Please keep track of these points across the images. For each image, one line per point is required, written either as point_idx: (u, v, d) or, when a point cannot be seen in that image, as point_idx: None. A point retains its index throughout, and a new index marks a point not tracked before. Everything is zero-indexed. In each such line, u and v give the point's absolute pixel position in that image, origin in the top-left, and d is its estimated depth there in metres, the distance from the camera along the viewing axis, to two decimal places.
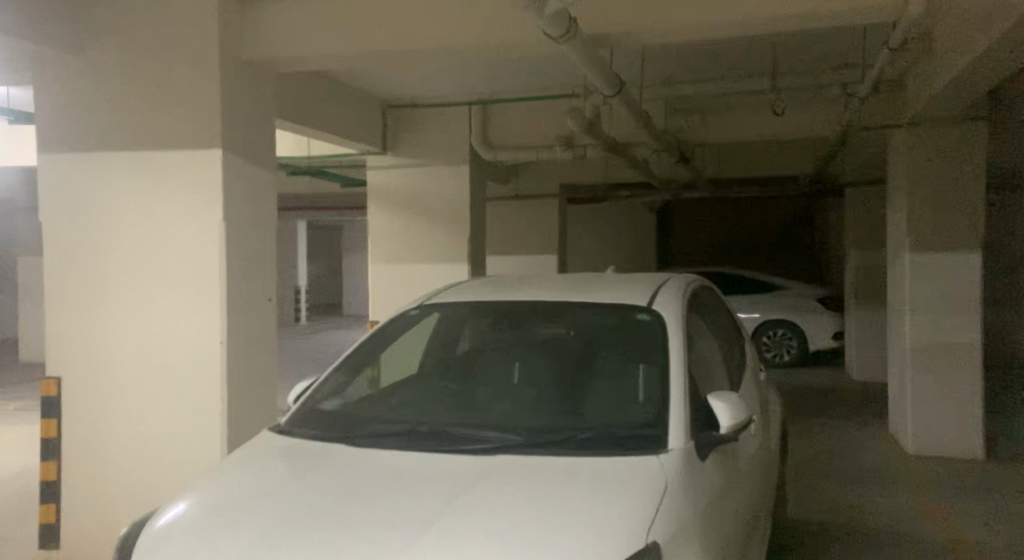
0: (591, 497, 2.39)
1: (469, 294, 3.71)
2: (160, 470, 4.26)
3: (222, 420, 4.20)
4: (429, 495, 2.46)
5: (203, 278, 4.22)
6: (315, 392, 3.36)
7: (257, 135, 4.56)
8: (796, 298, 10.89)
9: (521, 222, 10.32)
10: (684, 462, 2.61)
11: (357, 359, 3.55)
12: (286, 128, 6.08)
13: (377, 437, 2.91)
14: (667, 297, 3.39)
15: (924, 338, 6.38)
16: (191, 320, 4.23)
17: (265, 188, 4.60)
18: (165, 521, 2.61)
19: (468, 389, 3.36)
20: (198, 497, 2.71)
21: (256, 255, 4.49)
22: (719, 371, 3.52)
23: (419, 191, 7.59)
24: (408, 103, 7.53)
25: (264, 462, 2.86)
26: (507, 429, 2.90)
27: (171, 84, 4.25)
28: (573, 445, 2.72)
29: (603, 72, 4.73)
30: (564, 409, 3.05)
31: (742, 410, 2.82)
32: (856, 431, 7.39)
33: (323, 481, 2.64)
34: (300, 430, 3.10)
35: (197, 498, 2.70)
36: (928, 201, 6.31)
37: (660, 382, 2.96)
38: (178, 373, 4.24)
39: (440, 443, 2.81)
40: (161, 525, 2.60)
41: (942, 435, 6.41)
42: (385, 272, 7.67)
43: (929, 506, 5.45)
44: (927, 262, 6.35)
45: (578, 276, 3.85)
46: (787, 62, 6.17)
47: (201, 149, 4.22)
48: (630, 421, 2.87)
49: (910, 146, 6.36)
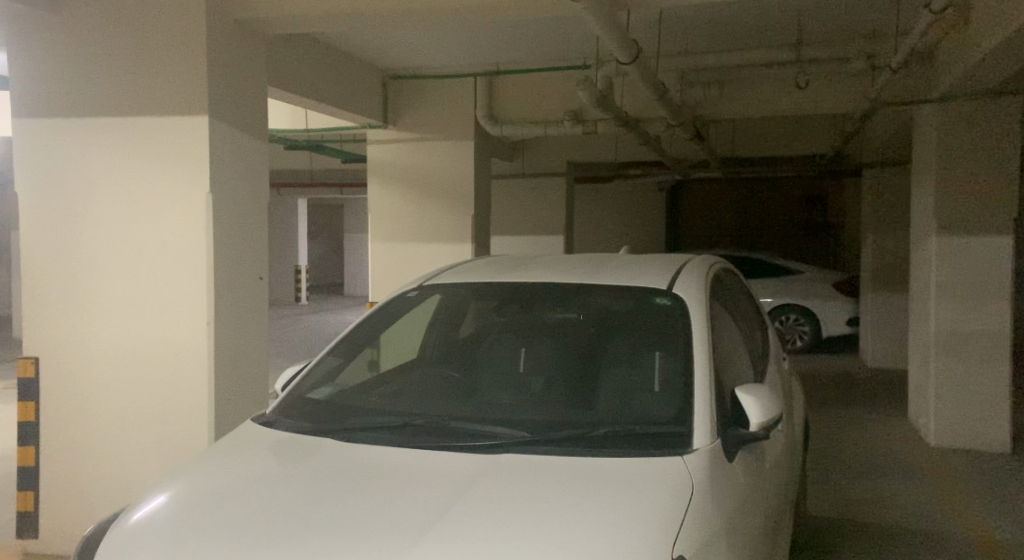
0: (609, 503, 2.12)
1: (472, 274, 3.42)
2: (144, 458, 4.02)
3: (208, 405, 3.95)
4: (426, 496, 2.20)
5: (189, 254, 3.95)
6: (304, 378, 3.08)
7: (248, 102, 4.26)
8: (808, 281, 10.60)
9: (527, 201, 10.04)
10: (711, 464, 2.34)
11: (350, 342, 3.28)
12: (281, 97, 5.78)
13: (371, 430, 2.63)
14: (689, 279, 3.11)
15: (949, 325, 6.10)
16: (177, 301, 3.97)
17: (257, 159, 4.32)
18: (139, 515, 2.37)
19: (471, 378, 3.10)
20: (176, 490, 2.46)
21: (246, 231, 4.21)
22: (744, 361, 3.24)
23: (422, 167, 7.29)
24: (411, 73, 7.19)
25: (246, 454, 2.61)
26: (514, 424, 2.62)
27: (155, 46, 3.95)
28: (585, 443, 2.45)
29: (619, 35, 4.40)
30: (575, 401, 2.79)
31: (774, 405, 2.55)
32: (874, 421, 7.12)
33: (311, 475, 2.39)
34: (285, 421, 2.82)
35: (175, 490, 2.46)
36: (958, 180, 6.01)
37: (682, 373, 2.68)
38: (161, 355, 3.98)
39: (438, 439, 2.54)
40: (133, 519, 2.36)
41: (966, 426, 6.13)
42: (386, 250, 7.40)
43: (952, 499, 5.20)
44: (954, 245, 6.04)
45: (591, 256, 3.56)
46: (811, 31, 5.84)
47: (185, 115, 3.94)
48: (648, 416, 2.60)
49: (940, 122, 6.03)
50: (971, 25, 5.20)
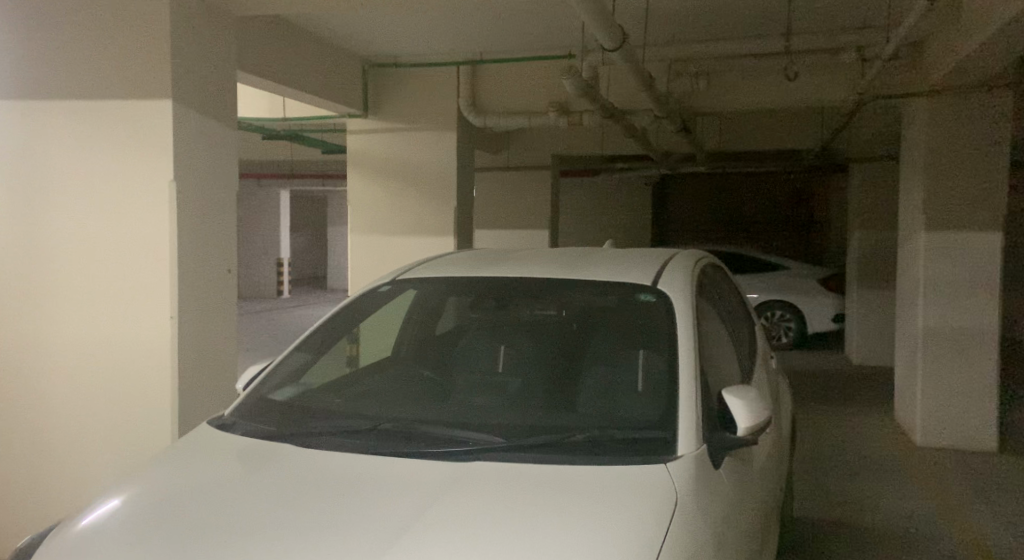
0: (587, 515, 1.97)
1: (448, 268, 3.25)
2: (103, 457, 3.83)
3: (172, 401, 3.77)
4: (390, 506, 2.04)
5: (152, 247, 3.76)
6: (266, 377, 2.90)
7: (216, 86, 4.07)
8: (795, 278, 10.51)
9: (511, 194, 9.87)
10: (696, 473, 2.20)
11: (320, 337, 3.11)
12: (253, 83, 5.58)
13: (333, 436, 2.46)
14: (674, 274, 2.96)
15: (937, 322, 6.00)
16: (139, 297, 3.78)
17: (226, 147, 4.14)
18: (82, 523, 2.20)
19: (444, 379, 2.95)
20: (128, 494, 2.29)
21: (212, 221, 4.02)
22: (730, 361, 3.10)
23: (403, 157, 7.12)
24: (391, 62, 7.05)
25: (198, 459, 2.43)
26: (486, 428, 2.46)
27: (116, 26, 3.75)
28: (563, 448, 2.29)
29: (604, 19, 4.23)
30: (554, 404, 2.64)
31: (763, 408, 2.41)
32: (860, 419, 7.03)
33: (267, 482, 2.22)
34: (243, 424, 2.64)
35: (124, 495, 2.29)
36: (948, 175, 5.90)
37: (666, 374, 2.53)
38: (123, 350, 3.80)
39: (408, 445, 2.37)
40: (78, 526, 2.18)
41: (953, 425, 6.04)
42: (365, 243, 7.21)
43: (939, 500, 5.10)
44: (944, 242, 5.94)
45: (572, 250, 3.41)
46: (801, 21, 5.71)
47: (147, 99, 3.74)
48: (630, 420, 2.45)
49: (930, 116, 5.92)
50: (962, 17, 5.08)
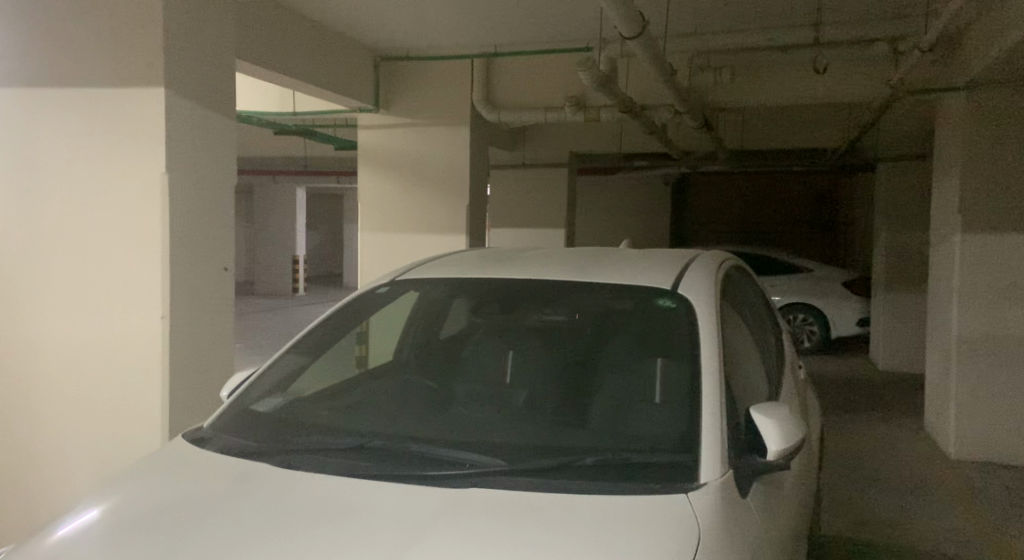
0: (598, 553, 1.71)
1: (452, 268, 3.00)
2: (92, 461, 3.65)
3: (163, 404, 3.57)
4: (372, 537, 1.79)
5: (143, 244, 3.57)
6: (251, 385, 2.68)
7: (212, 74, 3.87)
8: (819, 280, 10.19)
9: (527, 192, 9.64)
10: (723, 504, 1.93)
11: (316, 339, 2.88)
12: (256, 73, 5.37)
13: (318, 453, 2.21)
14: (697, 278, 2.69)
15: (973, 330, 5.69)
16: (130, 295, 3.59)
17: (224, 141, 3.95)
18: (43, 542, 2.00)
19: (444, 392, 2.72)
20: (94, 510, 2.08)
21: (207, 216, 3.81)
22: (757, 373, 2.84)
23: (414, 153, 6.90)
24: (405, 54, 6.75)
25: (169, 474, 2.21)
26: (486, 449, 2.20)
27: (106, 12, 3.57)
28: (572, 472, 2.03)
29: (624, 6, 3.98)
30: (563, 422, 2.39)
31: (796, 430, 2.15)
32: (889, 430, 6.73)
33: (240, 502, 1.99)
34: (221, 438, 2.39)
35: (88, 512, 2.08)
36: (986, 174, 5.60)
37: (688, 389, 2.27)
38: (114, 350, 3.61)
39: (401, 466, 2.11)
40: (41, 546, 1.98)
41: (988, 438, 5.72)
42: (375, 241, 7.01)
43: (976, 519, 4.81)
44: (981, 245, 5.63)
45: (586, 250, 3.15)
46: (833, 10, 5.41)
47: (139, 86, 3.55)
48: (649, 441, 2.20)
49: (968, 111, 5.61)
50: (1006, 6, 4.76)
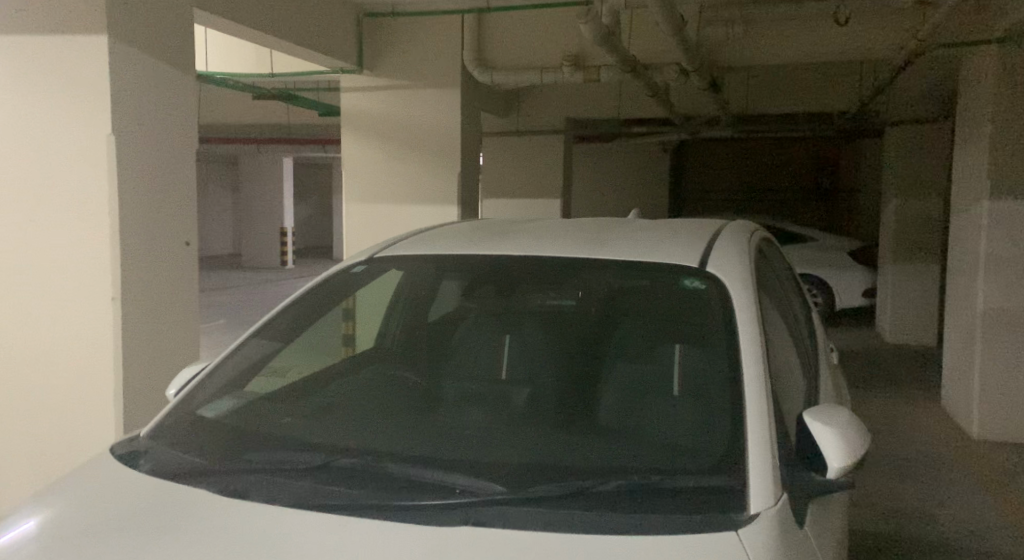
0: None
1: (439, 243, 2.57)
2: (40, 450, 3.26)
3: (117, 392, 3.15)
4: None
5: (91, 216, 3.14)
6: (199, 386, 2.27)
7: (166, 24, 3.38)
8: (825, 250, 9.81)
9: (523, 159, 9.18)
10: (780, 541, 1.54)
11: (284, 324, 2.45)
12: (224, 27, 4.88)
13: (277, 475, 1.80)
14: (728, 252, 2.26)
15: (1000, 304, 5.32)
16: (79, 272, 3.16)
17: (182, 99, 3.47)
18: None
19: (429, 391, 2.32)
20: (15, 532, 1.70)
21: (163, 183, 3.36)
22: (793, 362, 2.44)
23: (401, 118, 6.43)
24: (388, 11, 6.29)
25: (100, 491, 1.80)
26: (483, 470, 1.80)
27: None
28: (590, 502, 1.63)
29: None
30: (574, 429, 1.99)
31: (858, 440, 1.77)
32: (905, 408, 6.38)
33: (173, 535, 1.59)
34: (160, 453, 1.97)
35: (17, 527, 1.72)
36: (1018, 136, 5.18)
37: (729, 391, 1.86)
38: (63, 332, 3.20)
39: (379, 495, 1.69)
40: None
41: (1015, 417, 5.38)
42: (361, 211, 6.55)
43: (1009, 506, 4.46)
44: (1013, 212, 5.22)
45: (594, 221, 2.72)
46: None
47: (80, 35, 3.09)
48: (681, 458, 1.80)
49: (999, 67, 5.17)
50: None
